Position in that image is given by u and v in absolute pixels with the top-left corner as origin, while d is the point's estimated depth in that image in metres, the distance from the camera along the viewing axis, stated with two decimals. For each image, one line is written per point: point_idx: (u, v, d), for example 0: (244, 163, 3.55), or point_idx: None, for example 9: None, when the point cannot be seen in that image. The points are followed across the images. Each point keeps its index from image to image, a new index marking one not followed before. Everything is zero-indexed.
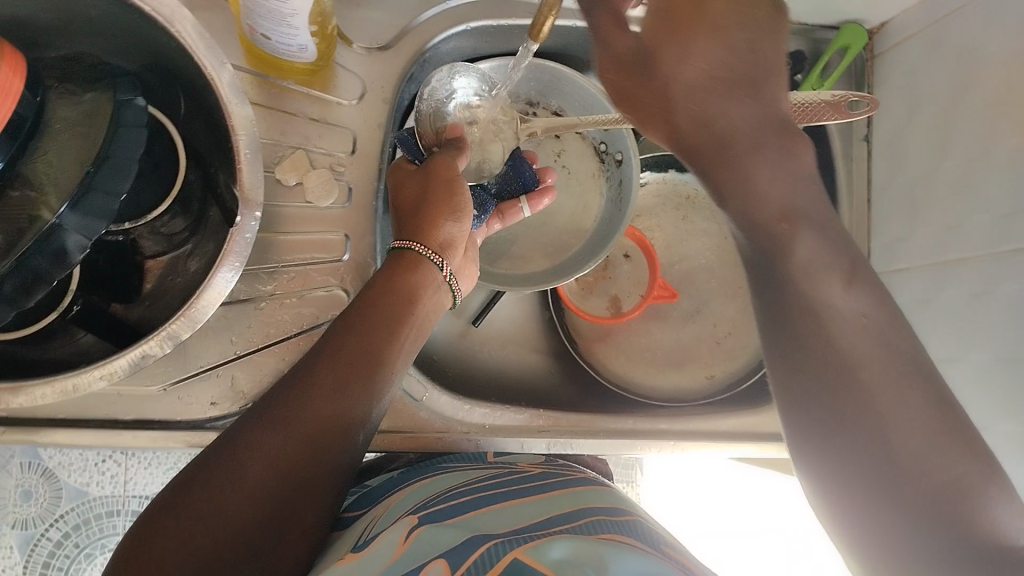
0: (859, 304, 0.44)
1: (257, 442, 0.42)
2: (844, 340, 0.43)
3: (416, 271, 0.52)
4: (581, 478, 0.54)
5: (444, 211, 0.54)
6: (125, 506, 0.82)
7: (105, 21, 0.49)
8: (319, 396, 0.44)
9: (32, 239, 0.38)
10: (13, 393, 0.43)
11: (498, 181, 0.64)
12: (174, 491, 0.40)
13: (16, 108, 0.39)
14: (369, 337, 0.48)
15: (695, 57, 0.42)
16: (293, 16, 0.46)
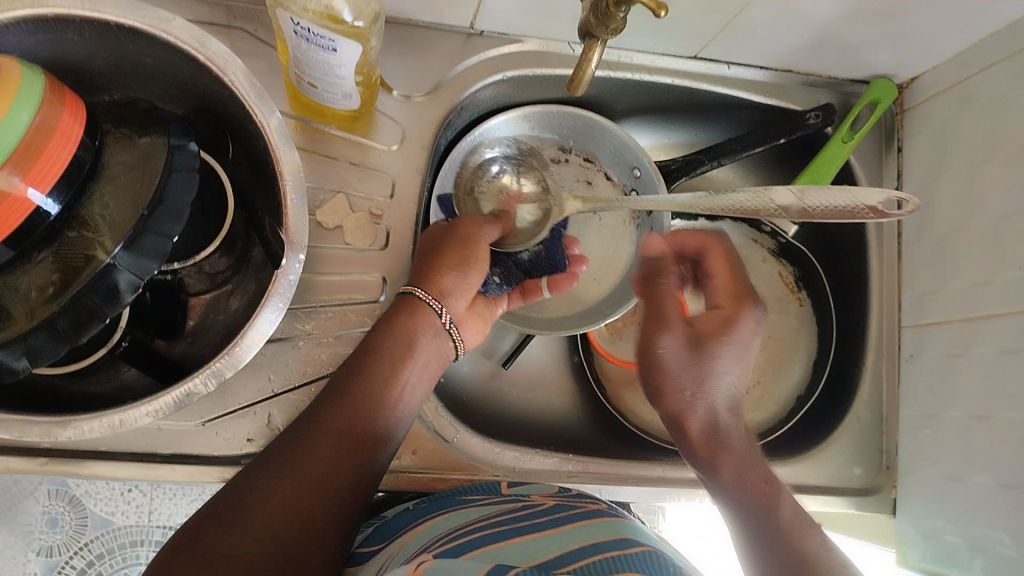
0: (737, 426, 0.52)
1: (269, 485, 0.44)
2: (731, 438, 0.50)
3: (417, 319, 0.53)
4: (592, 510, 0.54)
5: (451, 262, 0.55)
6: (149, 536, 0.83)
7: (161, 68, 0.51)
8: (322, 446, 0.46)
9: (87, 279, 0.40)
10: (60, 427, 0.45)
11: (531, 257, 0.66)
12: (189, 532, 0.41)
13: (77, 151, 0.42)
14: (370, 384, 0.49)
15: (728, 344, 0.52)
16: (341, 67, 0.48)
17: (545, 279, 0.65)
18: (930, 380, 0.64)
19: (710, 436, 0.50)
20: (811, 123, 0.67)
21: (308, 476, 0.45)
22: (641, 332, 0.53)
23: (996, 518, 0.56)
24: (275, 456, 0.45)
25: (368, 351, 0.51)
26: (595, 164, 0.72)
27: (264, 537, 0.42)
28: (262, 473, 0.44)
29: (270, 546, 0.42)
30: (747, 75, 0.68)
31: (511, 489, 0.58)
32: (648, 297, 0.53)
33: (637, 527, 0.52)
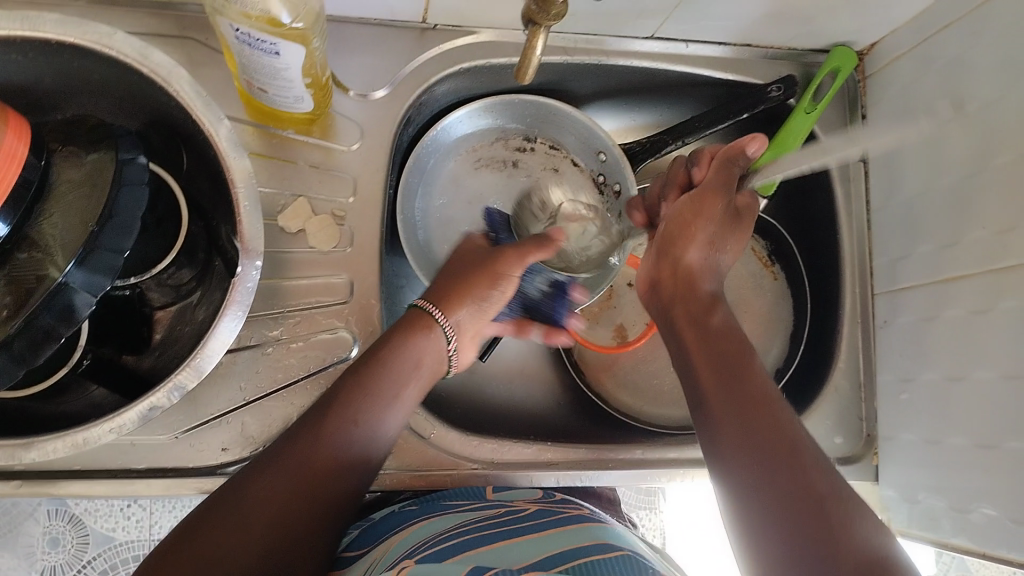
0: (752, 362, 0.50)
1: (260, 492, 0.43)
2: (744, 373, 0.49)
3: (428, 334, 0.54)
4: (576, 517, 0.55)
5: (475, 293, 0.56)
6: (151, 550, 0.83)
7: (109, 83, 0.51)
8: (319, 457, 0.46)
9: (41, 298, 0.40)
10: (25, 449, 0.45)
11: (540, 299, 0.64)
12: (179, 535, 0.41)
13: (22, 171, 0.41)
14: (376, 397, 0.49)
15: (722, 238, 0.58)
16: (287, 70, 0.48)
17: (542, 325, 0.64)
18: (906, 345, 0.64)
19: (683, 287, 0.57)
20: (773, 95, 0.66)
21: (302, 484, 0.44)
22: (682, 203, 0.58)
23: (975, 480, 0.56)
24: (276, 448, 0.46)
25: (381, 355, 0.51)
26: (561, 150, 0.71)
27: (265, 519, 0.42)
28: (268, 461, 0.45)
29: (268, 533, 0.42)
30: (707, 52, 0.67)
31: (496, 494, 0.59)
32: (718, 171, 0.58)
33: (617, 531, 0.54)
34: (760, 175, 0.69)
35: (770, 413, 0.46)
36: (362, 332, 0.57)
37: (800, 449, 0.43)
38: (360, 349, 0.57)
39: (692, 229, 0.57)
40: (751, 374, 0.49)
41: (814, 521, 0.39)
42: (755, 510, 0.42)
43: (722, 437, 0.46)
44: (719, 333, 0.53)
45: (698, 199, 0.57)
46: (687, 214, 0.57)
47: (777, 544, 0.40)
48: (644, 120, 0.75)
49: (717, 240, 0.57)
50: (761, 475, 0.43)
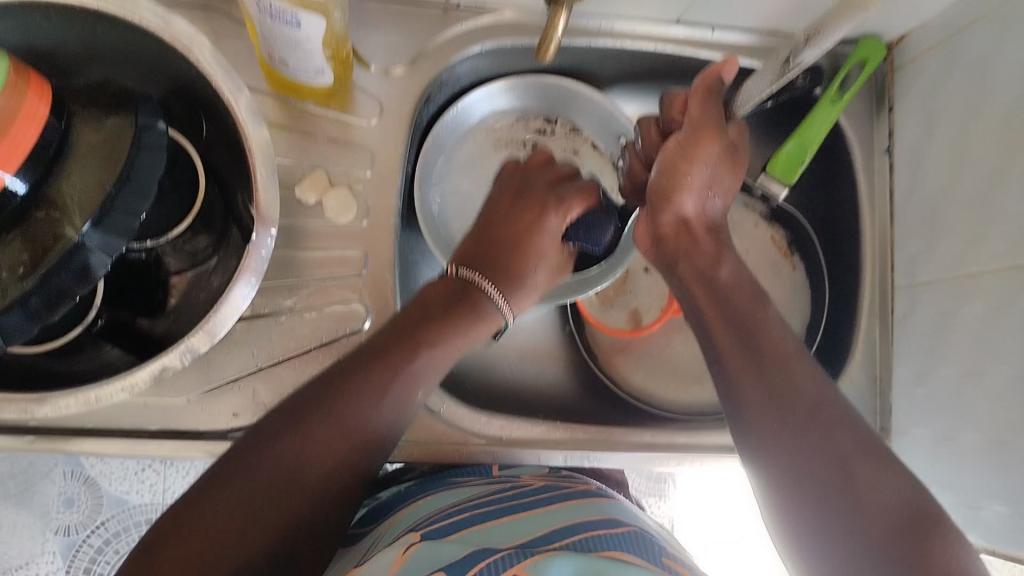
0: (771, 316, 0.52)
1: (272, 455, 0.45)
2: (768, 332, 0.50)
3: (472, 302, 0.57)
4: (580, 490, 0.56)
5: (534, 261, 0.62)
6: (164, 514, 0.85)
7: (132, 48, 0.52)
8: (341, 425, 0.47)
9: (57, 257, 0.41)
10: (38, 404, 0.46)
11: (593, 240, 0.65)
12: (190, 500, 0.44)
13: (41, 133, 0.41)
14: (396, 369, 0.50)
15: (702, 176, 0.56)
16: (307, 41, 0.48)
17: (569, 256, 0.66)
18: (921, 342, 0.63)
19: (687, 239, 0.56)
20: (796, 84, 0.69)
21: (318, 450, 0.46)
22: (672, 147, 0.56)
23: (989, 478, 0.56)
24: (297, 413, 0.47)
25: (418, 321, 0.53)
26: (581, 133, 0.71)
27: (289, 482, 0.45)
28: (294, 422, 0.46)
29: (288, 493, 0.45)
30: (733, 39, 0.67)
31: (502, 472, 0.61)
32: (699, 107, 0.56)
33: (623, 506, 0.54)
34: (781, 162, 0.70)
35: (790, 372, 0.48)
36: (375, 305, 0.57)
37: (822, 410, 0.46)
38: (372, 322, 0.57)
39: (686, 177, 0.55)
40: (766, 330, 0.50)
41: (843, 485, 0.43)
42: (783, 468, 0.45)
43: (746, 398, 0.48)
44: (729, 290, 0.53)
45: (690, 146, 0.55)
46: (681, 161, 0.55)
47: (813, 504, 0.44)
48: None
49: (713, 182, 0.56)
50: (791, 439, 0.45)
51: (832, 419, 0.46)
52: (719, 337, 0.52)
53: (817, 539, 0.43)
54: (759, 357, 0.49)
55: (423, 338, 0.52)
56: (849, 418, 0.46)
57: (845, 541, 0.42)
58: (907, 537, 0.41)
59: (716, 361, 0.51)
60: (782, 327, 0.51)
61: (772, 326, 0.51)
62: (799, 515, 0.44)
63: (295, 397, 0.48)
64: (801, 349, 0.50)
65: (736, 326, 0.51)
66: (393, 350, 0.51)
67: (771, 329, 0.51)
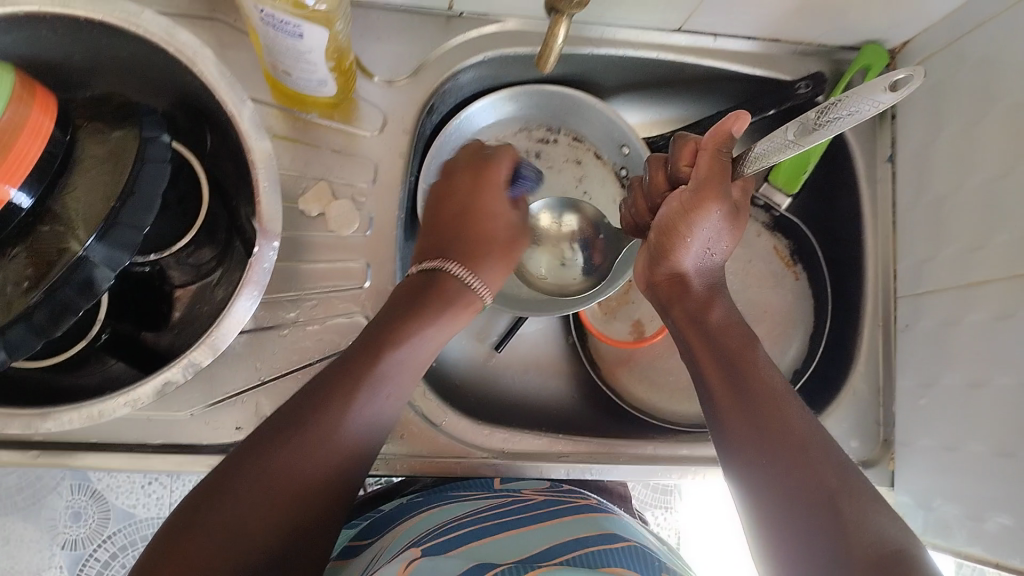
0: (764, 357, 0.51)
1: (266, 466, 0.45)
2: (761, 370, 0.50)
3: (444, 288, 0.57)
4: (580, 505, 0.56)
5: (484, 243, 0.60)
6: None
7: (136, 61, 0.52)
8: (326, 435, 0.47)
9: (61, 271, 0.41)
10: (41, 420, 0.46)
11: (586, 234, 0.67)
12: (188, 510, 0.43)
13: (46, 146, 0.42)
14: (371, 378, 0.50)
15: (703, 237, 0.54)
16: (309, 52, 0.48)
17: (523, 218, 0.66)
18: (927, 350, 0.63)
19: (681, 288, 0.57)
20: (801, 92, 0.66)
21: (306, 462, 0.46)
22: (675, 205, 0.54)
23: (991, 489, 0.55)
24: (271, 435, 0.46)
25: (385, 324, 0.52)
26: (584, 143, 0.71)
27: (278, 496, 0.44)
28: (267, 446, 0.45)
29: (278, 507, 0.44)
30: (735, 47, 0.67)
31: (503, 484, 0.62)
32: (709, 164, 0.52)
33: (621, 521, 0.54)
34: (784, 172, 0.71)
35: (778, 409, 0.47)
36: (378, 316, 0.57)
37: (809, 446, 0.46)
38: None
39: (686, 235, 0.54)
40: (756, 370, 0.50)
41: (827, 517, 0.42)
42: (766, 501, 0.45)
43: (732, 434, 0.48)
44: (718, 330, 0.54)
45: (693, 207, 0.52)
46: (684, 220, 0.53)
47: (794, 533, 0.43)
48: (669, 113, 0.74)
49: (713, 242, 0.55)
50: (772, 473, 0.45)
51: (819, 457, 0.45)
52: (707, 372, 0.52)
53: (795, 567, 0.42)
54: (748, 392, 0.49)
55: (393, 330, 0.52)
56: (839, 461, 0.45)
57: (823, 572, 0.41)
58: (891, 569, 0.39)
59: (705, 398, 0.51)
60: (772, 366, 0.50)
61: (767, 365, 0.51)
62: (778, 544, 0.43)
63: (266, 424, 0.47)
64: (793, 392, 0.50)
65: (727, 361, 0.51)
66: (364, 359, 0.50)
67: (765, 367, 0.51)
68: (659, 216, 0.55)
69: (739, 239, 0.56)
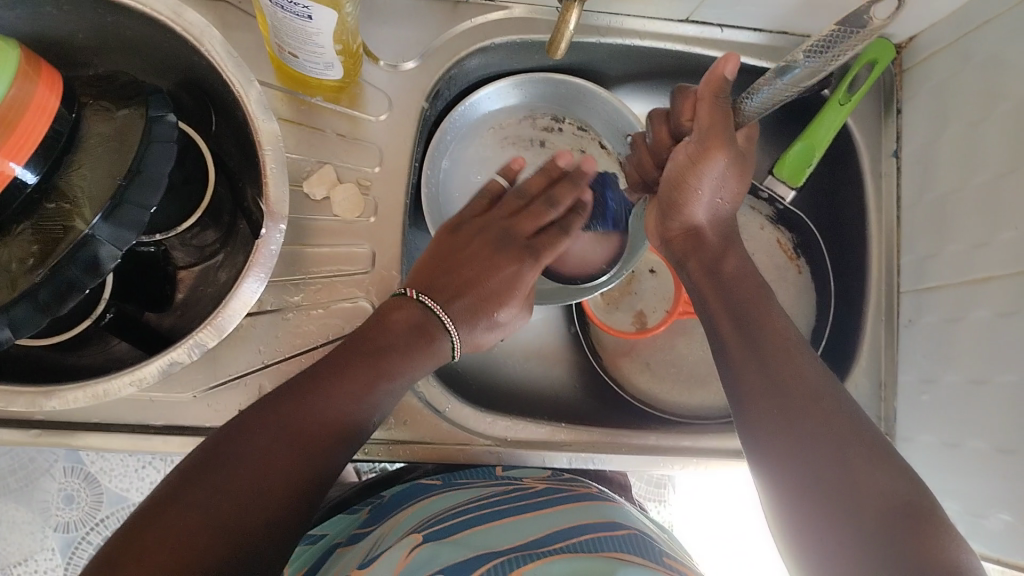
0: (774, 309, 0.52)
1: (246, 451, 0.44)
2: (770, 323, 0.51)
3: (427, 332, 0.54)
4: (583, 493, 0.56)
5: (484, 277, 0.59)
6: None
7: (142, 40, 0.51)
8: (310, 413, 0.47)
9: (66, 249, 0.40)
10: (46, 397, 0.45)
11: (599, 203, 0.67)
12: (172, 486, 0.42)
13: (52, 124, 0.42)
14: (344, 374, 0.49)
15: (709, 187, 0.54)
16: (319, 35, 0.48)
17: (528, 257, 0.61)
18: (929, 345, 0.63)
19: (694, 242, 0.57)
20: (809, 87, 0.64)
21: (286, 440, 0.45)
22: (681, 157, 0.54)
23: (992, 485, 0.56)
24: (270, 402, 0.47)
25: (363, 341, 0.51)
26: (589, 132, 0.71)
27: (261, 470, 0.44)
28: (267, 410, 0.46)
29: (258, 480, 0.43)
30: (743, 38, 0.66)
31: (505, 471, 0.61)
32: (708, 111, 0.52)
33: (624, 510, 0.54)
34: (789, 164, 0.70)
35: (792, 361, 0.48)
36: (381, 301, 0.57)
37: (822, 397, 0.46)
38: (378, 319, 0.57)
39: (694, 184, 0.54)
40: (770, 321, 0.51)
41: (837, 468, 0.43)
42: (779, 445, 0.46)
43: (745, 381, 0.49)
44: (733, 283, 0.54)
45: (697, 160, 0.53)
46: (691, 170, 0.53)
47: (811, 486, 0.44)
48: None
49: (721, 189, 0.55)
50: (786, 420, 0.46)
51: (833, 407, 0.46)
52: (725, 321, 0.53)
53: (805, 509, 0.43)
54: (765, 345, 0.50)
55: (364, 342, 0.51)
56: (850, 410, 0.46)
57: (835, 522, 0.42)
58: (902, 521, 0.40)
59: (718, 347, 0.53)
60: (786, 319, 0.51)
61: (776, 317, 0.52)
62: (787, 490, 0.45)
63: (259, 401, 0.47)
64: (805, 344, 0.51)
65: (742, 315, 0.52)
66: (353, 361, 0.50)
67: (778, 320, 0.51)
68: (668, 171, 0.55)
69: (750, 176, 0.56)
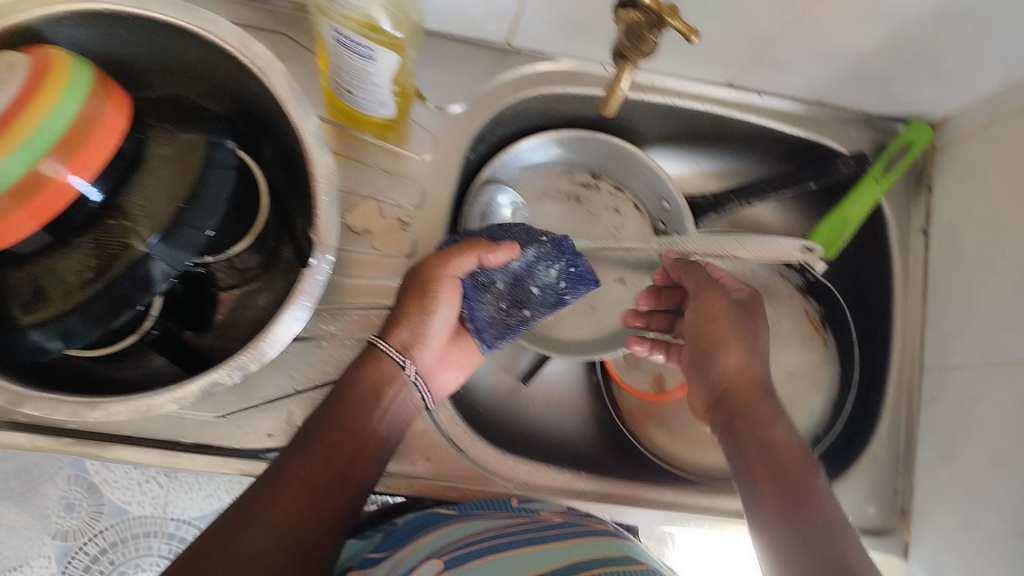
0: (786, 436, 0.53)
1: (241, 538, 0.44)
2: (785, 450, 0.52)
3: (379, 377, 0.53)
4: (594, 527, 0.55)
5: (411, 312, 0.55)
6: (162, 528, 0.77)
7: (205, 67, 0.53)
8: (290, 495, 0.47)
9: (122, 264, 0.42)
10: (89, 408, 0.46)
11: (542, 292, 0.61)
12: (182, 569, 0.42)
13: (119, 142, 0.43)
14: (320, 446, 0.50)
15: (734, 339, 0.56)
16: (378, 75, 0.50)
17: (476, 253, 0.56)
18: (950, 421, 0.63)
19: (751, 390, 0.55)
20: (842, 170, 0.69)
21: (274, 527, 0.45)
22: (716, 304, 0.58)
23: (1006, 567, 0.56)
24: (260, 494, 0.47)
25: (334, 407, 0.52)
26: (625, 192, 0.72)
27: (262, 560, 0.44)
28: (259, 497, 0.46)
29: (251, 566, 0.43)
30: (780, 105, 0.69)
31: (521, 503, 0.59)
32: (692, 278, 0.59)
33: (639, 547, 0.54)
34: (823, 235, 0.68)
35: (806, 488, 0.49)
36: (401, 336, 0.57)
37: (830, 525, 0.47)
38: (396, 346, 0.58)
39: (716, 327, 0.57)
40: (785, 447, 0.52)
41: None
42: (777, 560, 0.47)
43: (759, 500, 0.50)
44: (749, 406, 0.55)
45: (718, 336, 0.57)
46: (709, 314, 0.58)
47: None
48: (707, 165, 0.75)
49: (748, 338, 0.57)
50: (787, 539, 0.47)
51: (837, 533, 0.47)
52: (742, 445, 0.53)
53: None
54: (777, 473, 0.50)
55: (351, 402, 0.52)
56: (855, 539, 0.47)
57: None
58: None
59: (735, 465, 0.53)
60: (795, 445, 0.52)
61: (798, 449, 0.52)
62: None
63: (241, 495, 0.47)
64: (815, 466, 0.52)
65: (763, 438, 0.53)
66: (331, 433, 0.50)
67: (789, 448, 0.52)
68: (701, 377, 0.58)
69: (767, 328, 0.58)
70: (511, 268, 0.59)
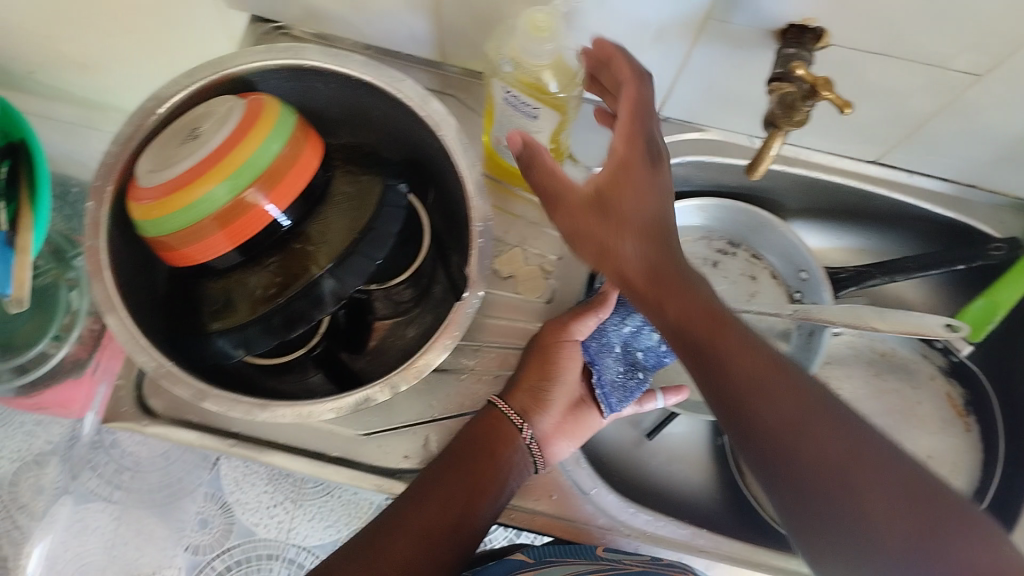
0: (813, 413, 0.43)
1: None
2: (826, 441, 0.42)
3: (501, 434, 0.56)
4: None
5: (533, 377, 0.57)
6: (284, 553, 0.74)
7: (384, 119, 0.59)
8: (400, 539, 0.52)
9: (300, 283, 0.47)
10: (260, 409, 0.51)
11: (645, 356, 0.62)
12: None
13: (310, 179, 0.49)
14: (436, 492, 0.53)
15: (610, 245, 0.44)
16: (538, 133, 0.54)
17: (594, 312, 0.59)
18: None
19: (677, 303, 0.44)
20: (993, 254, 0.67)
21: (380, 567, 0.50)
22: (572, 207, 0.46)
23: None
24: (377, 534, 0.52)
25: (458, 452, 0.55)
26: (763, 261, 0.73)
27: None
28: (375, 538, 0.52)
29: None
30: (930, 186, 0.68)
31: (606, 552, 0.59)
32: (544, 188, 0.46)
33: None
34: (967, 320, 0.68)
35: (847, 470, 0.42)
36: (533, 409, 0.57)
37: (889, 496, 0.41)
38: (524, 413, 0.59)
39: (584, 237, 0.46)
40: (794, 415, 0.43)
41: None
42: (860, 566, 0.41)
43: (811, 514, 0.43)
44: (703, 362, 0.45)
45: (596, 255, 0.46)
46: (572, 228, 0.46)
47: None
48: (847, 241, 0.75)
49: (627, 227, 0.44)
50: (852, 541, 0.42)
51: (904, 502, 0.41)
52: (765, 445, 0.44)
53: None
54: (816, 476, 0.43)
55: (468, 451, 0.55)
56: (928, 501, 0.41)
57: None
58: None
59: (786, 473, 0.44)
60: (789, 398, 0.43)
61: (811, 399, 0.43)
62: None
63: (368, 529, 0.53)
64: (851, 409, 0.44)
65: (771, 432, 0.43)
66: (448, 480, 0.54)
67: (823, 434, 0.43)
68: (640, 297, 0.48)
69: (659, 194, 0.45)
70: (622, 330, 0.61)
